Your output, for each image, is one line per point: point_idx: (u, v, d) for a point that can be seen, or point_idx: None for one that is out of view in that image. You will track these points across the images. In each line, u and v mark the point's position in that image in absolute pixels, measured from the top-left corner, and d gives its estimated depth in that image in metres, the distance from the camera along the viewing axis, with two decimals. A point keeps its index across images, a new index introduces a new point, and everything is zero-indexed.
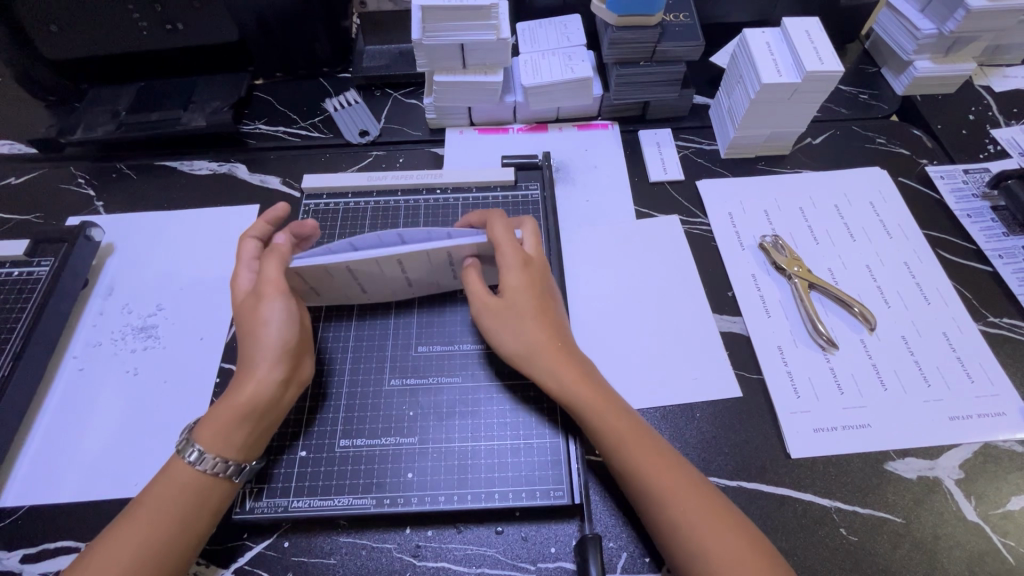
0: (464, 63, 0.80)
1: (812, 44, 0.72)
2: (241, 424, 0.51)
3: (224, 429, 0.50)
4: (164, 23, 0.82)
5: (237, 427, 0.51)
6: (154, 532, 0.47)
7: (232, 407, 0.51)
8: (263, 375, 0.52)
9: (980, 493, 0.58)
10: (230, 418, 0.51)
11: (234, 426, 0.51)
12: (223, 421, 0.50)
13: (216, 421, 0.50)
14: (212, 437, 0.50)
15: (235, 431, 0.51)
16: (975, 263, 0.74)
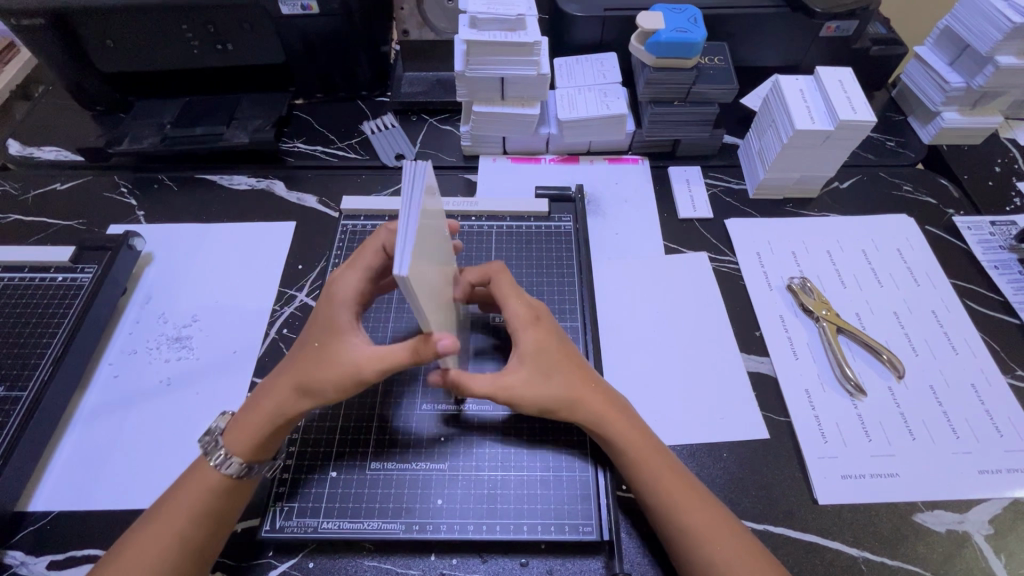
0: (503, 95, 0.82)
1: (845, 94, 0.73)
2: (264, 432, 0.52)
3: (248, 438, 0.52)
4: (216, 43, 0.86)
5: (267, 438, 0.52)
6: (177, 534, 0.49)
7: (260, 418, 0.52)
8: (285, 396, 0.52)
9: (1010, 551, 0.57)
10: (255, 433, 0.52)
11: (262, 440, 0.52)
12: (251, 433, 0.52)
13: (243, 428, 0.52)
14: (239, 448, 0.52)
15: (255, 444, 0.52)
16: (1003, 315, 0.74)
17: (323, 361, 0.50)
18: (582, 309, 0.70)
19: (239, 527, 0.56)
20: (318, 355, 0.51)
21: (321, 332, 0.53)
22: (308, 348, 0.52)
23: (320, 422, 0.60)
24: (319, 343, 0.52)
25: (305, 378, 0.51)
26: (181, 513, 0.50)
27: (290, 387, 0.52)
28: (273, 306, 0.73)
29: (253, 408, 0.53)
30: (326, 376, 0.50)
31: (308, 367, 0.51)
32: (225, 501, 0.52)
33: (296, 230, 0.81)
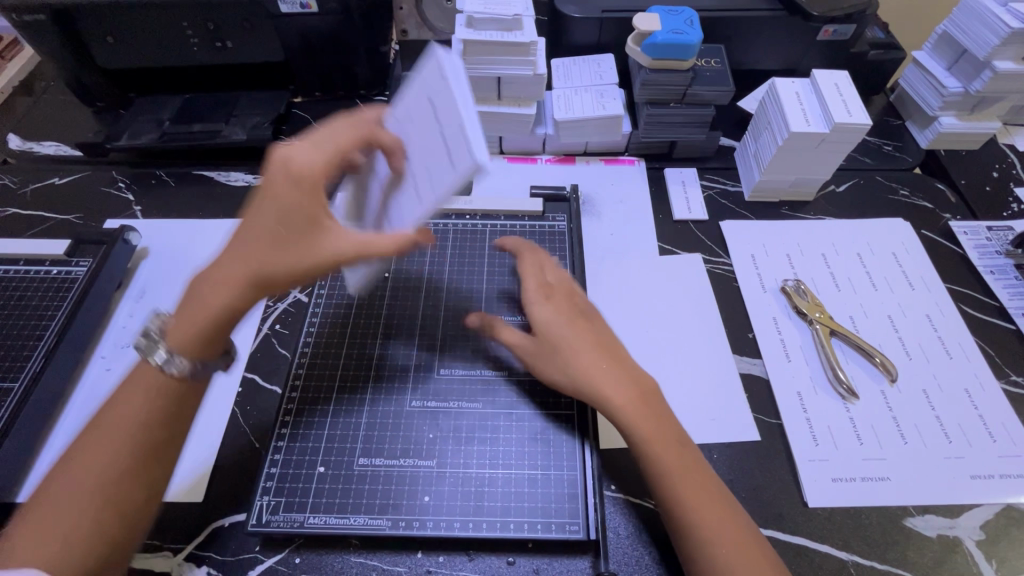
0: (499, 95, 0.82)
1: (840, 97, 0.74)
2: (207, 324, 0.49)
3: (188, 337, 0.49)
4: (215, 41, 0.86)
5: (210, 331, 0.49)
6: (105, 472, 0.47)
7: (203, 314, 0.49)
8: (239, 283, 0.48)
9: (1002, 557, 0.57)
10: (199, 333, 0.49)
11: (206, 334, 0.49)
12: (192, 332, 0.49)
13: (184, 321, 0.50)
14: (182, 338, 0.49)
15: (202, 335, 0.49)
16: (998, 321, 0.74)
17: (287, 258, 0.48)
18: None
19: (227, 521, 0.57)
20: (276, 239, 0.48)
21: (280, 205, 0.48)
22: (263, 242, 0.48)
23: (309, 418, 0.60)
24: (279, 221, 0.48)
25: (260, 271, 0.48)
26: (109, 449, 0.48)
27: (243, 275, 0.48)
28: (267, 301, 0.74)
29: (192, 309, 0.50)
30: (290, 271, 0.48)
31: (262, 255, 0.48)
32: (156, 431, 0.50)
33: None
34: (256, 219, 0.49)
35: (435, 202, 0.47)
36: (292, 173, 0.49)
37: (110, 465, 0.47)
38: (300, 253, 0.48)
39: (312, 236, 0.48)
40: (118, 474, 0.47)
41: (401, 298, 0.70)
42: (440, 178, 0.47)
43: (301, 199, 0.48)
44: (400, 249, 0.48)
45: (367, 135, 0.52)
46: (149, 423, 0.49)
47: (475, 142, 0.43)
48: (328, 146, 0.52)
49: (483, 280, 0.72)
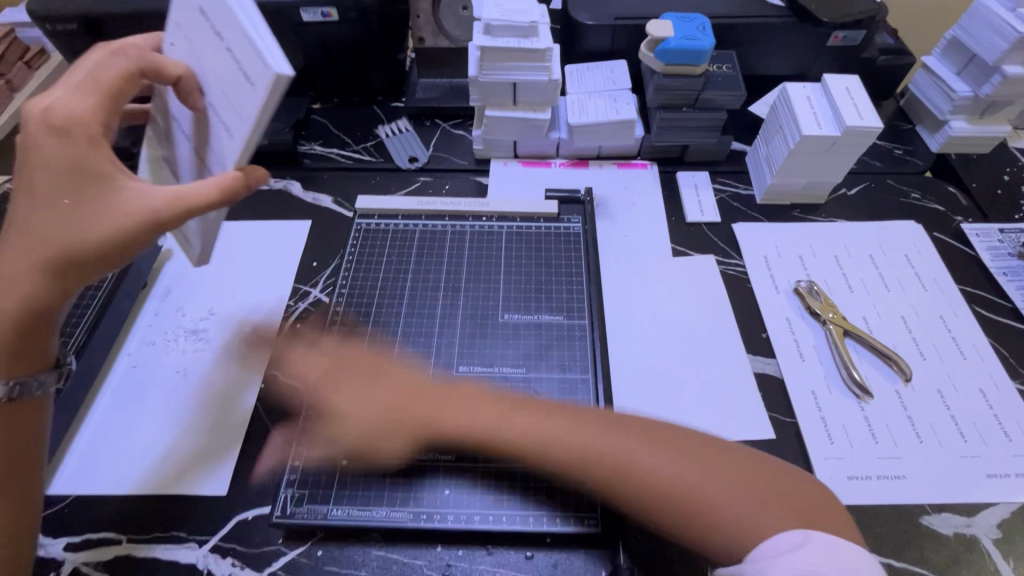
0: (515, 100, 0.84)
1: (851, 100, 0.75)
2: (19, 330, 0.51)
3: (11, 340, 0.51)
4: None
5: (29, 340, 0.52)
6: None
7: (11, 318, 0.50)
8: (31, 271, 0.49)
9: (1019, 556, 0.57)
10: (19, 333, 0.51)
11: (34, 327, 0.51)
12: (13, 330, 0.51)
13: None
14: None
15: (17, 349, 0.51)
16: (1012, 322, 0.74)
17: (83, 224, 0.48)
18: (590, 308, 0.71)
19: (251, 514, 0.59)
20: (61, 206, 0.48)
21: (47, 169, 0.48)
22: (47, 207, 0.48)
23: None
24: (57, 187, 0.48)
25: (66, 248, 0.48)
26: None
27: (42, 257, 0.49)
28: (288, 301, 0.75)
29: (5, 289, 0.50)
30: (92, 234, 0.48)
31: (37, 221, 0.48)
32: (7, 431, 0.52)
33: (312, 229, 0.83)
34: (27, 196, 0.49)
35: (242, 127, 0.45)
36: (51, 124, 0.48)
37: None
38: (94, 212, 0.48)
39: (93, 198, 0.48)
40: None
41: (420, 297, 0.71)
42: (238, 101, 0.45)
43: (60, 160, 0.48)
44: (226, 196, 0.47)
45: (139, 63, 0.49)
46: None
47: (269, 52, 0.43)
48: (91, 86, 0.50)
49: (499, 281, 0.73)
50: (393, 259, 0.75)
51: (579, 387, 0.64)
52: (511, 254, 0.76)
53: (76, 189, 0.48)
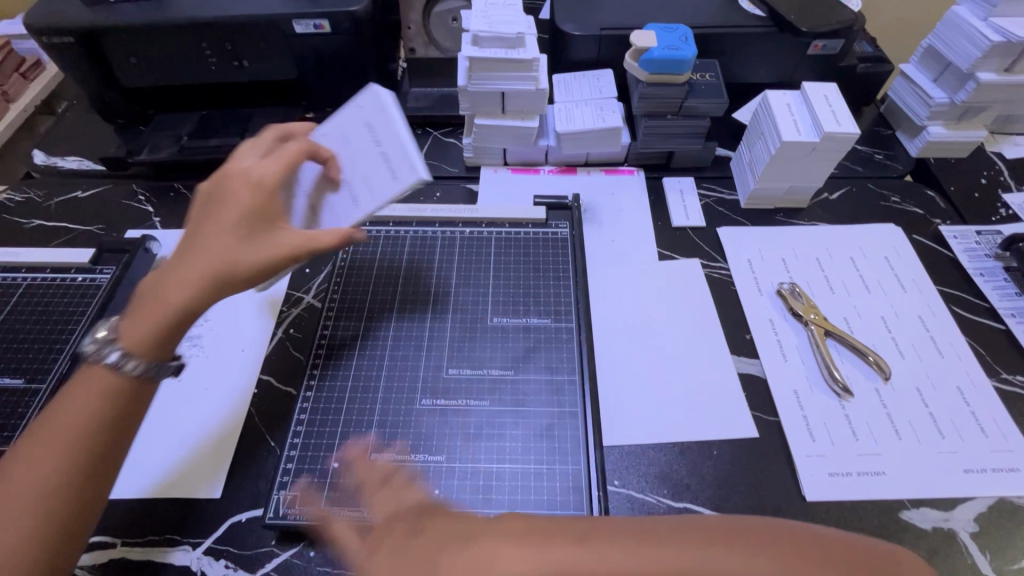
0: (503, 109, 0.86)
1: (829, 107, 0.77)
2: (157, 331, 0.53)
3: (150, 330, 0.53)
4: (232, 60, 0.91)
5: (167, 335, 0.54)
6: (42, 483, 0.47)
7: (159, 317, 0.54)
8: (195, 282, 0.54)
9: (995, 548, 0.58)
10: (156, 327, 0.53)
11: (175, 326, 0.54)
12: (156, 323, 0.53)
13: (141, 318, 0.54)
14: (139, 335, 0.52)
15: (157, 339, 0.53)
16: (989, 321, 0.76)
17: (253, 248, 0.56)
18: (577, 312, 0.72)
19: (244, 516, 0.59)
20: (229, 232, 0.55)
21: (246, 206, 0.56)
22: (225, 235, 0.55)
23: (323, 416, 0.63)
24: (231, 219, 0.56)
25: (231, 266, 0.55)
26: (48, 458, 0.48)
27: (203, 273, 0.54)
28: (281, 306, 0.76)
29: (164, 292, 0.54)
30: (247, 258, 0.55)
31: (221, 247, 0.55)
32: (116, 416, 0.51)
33: None
34: (223, 220, 0.56)
35: (372, 202, 0.61)
36: (251, 180, 0.58)
37: (50, 467, 0.47)
38: (262, 244, 0.56)
39: (258, 228, 0.57)
40: (43, 486, 0.47)
41: (410, 302, 0.73)
42: (377, 185, 0.61)
43: (245, 198, 0.57)
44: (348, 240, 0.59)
45: (311, 148, 0.62)
46: (96, 423, 0.50)
47: (415, 161, 0.60)
48: (278, 157, 0.60)
49: (488, 286, 0.74)
50: (384, 265, 0.76)
51: (566, 388, 0.65)
52: (500, 260, 0.77)
53: (258, 221, 0.57)
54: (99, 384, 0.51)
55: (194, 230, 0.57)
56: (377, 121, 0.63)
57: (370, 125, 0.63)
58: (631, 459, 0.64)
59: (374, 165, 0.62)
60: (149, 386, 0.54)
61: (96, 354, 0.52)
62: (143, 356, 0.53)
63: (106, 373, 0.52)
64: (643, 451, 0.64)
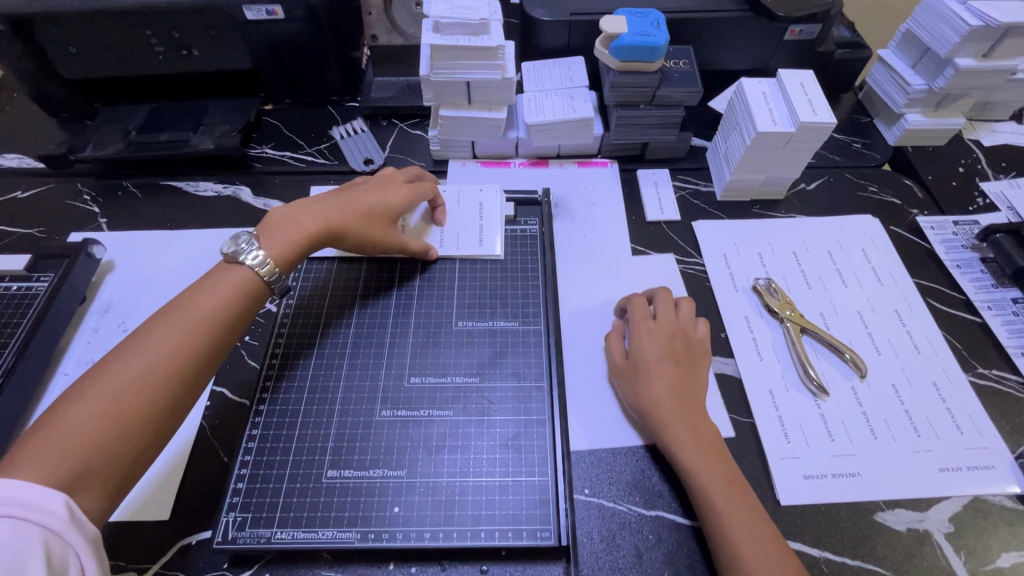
0: (470, 99, 0.82)
1: (806, 96, 0.74)
2: (286, 245, 0.61)
3: (283, 249, 0.61)
4: (180, 49, 0.85)
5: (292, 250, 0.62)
6: (138, 386, 0.49)
7: (290, 238, 0.62)
8: (320, 226, 0.64)
9: (969, 548, 0.58)
10: (288, 248, 0.61)
11: (300, 249, 0.62)
12: (287, 243, 0.61)
13: (281, 235, 0.62)
14: (279, 249, 0.61)
15: (286, 252, 0.61)
16: (965, 314, 0.75)
17: (368, 221, 0.67)
18: (547, 315, 0.69)
19: (195, 539, 0.56)
20: (361, 204, 0.67)
21: (382, 199, 0.69)
22: (360, 208, 0.67)
23: (277, 430, 0.59)
24: (367, 198, 0.68)
25: (346, 229, 0.66)
26: (147, 361, 0.50)
27: (326, 224, 0.64)
28: None
29: (300, 222, 0.63)
30: (363, 228, 0.67)
31: (350, 210, 0.66)
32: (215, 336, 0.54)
33: None
34: (359, 195, 0.68)
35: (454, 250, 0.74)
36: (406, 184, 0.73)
37: (147, 375, 0.49)
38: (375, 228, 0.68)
39: (379, 213, 0.68)
40: (138, 391, 0.48)
41: (371, 306, 0.69)
42: (464, 242, 0.75)
43: (385, 197, 0.70)
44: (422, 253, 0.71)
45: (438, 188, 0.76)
46: (192, 347, 0.52)
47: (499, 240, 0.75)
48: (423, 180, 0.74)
49: (454, 288, 0.71)
50: (343, 267, 0.72)
51: (533, 395, 0.62)
52: (466, 263, 0.74)
53: (383, 212, 0.69)
54: (206, 303, 0.55)
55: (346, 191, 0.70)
56: (491, 206, 0.78)
57: (482, 205, 0.78)
58: (602, 467, 0.61)
59: (469, 233, 0.75)
60: (240, 322, 0.57)
61: (235, 255, 0.59)
62: (249, 282, 0.58)
63: (244, 274, 0.58)
64: (614, 458, 0.62)
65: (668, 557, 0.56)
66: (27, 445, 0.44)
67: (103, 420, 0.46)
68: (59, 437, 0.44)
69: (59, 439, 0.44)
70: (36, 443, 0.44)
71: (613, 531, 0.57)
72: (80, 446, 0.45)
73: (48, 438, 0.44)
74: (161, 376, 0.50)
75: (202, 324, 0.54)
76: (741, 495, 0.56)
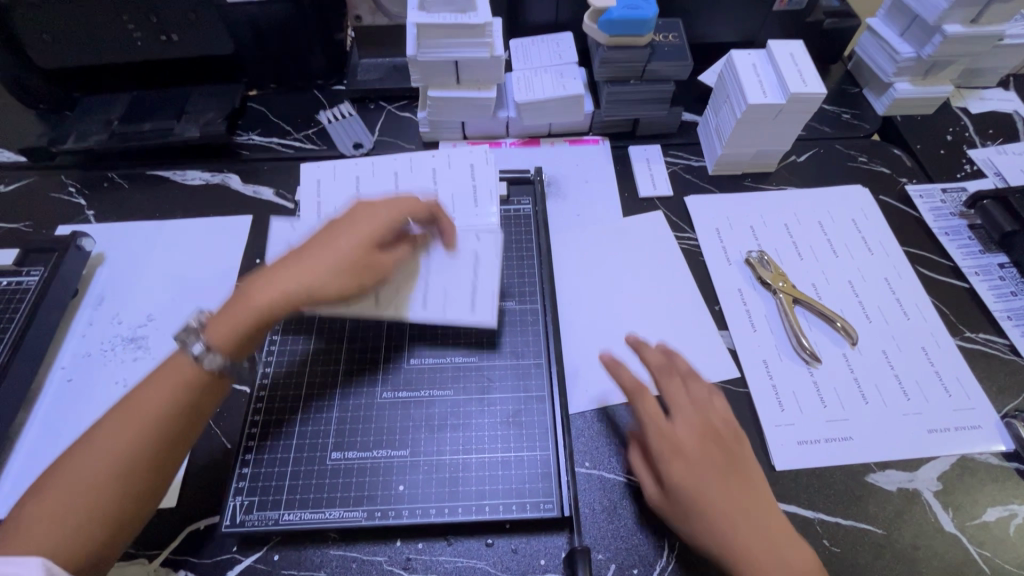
0: (458, 79, 0.81)
1: (796, 67, 0.74)
2: (243, 326, 0.55)
3: (238, 323, 0.54)
4: (159, 34, 0.82)
5: (247, 334, 0.55)
6: (106, 464, 0.48)
7: (240, 318, 0.55)
8: (280, 287, 0.56)
9: (958, 505, 0.60)
10: (245, 320, 0.55)
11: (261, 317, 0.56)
12: (238, 318, 0.55)
13: (235, 308, 0.55)
14: (227, 328, 0.54)
15: (237, 340, 0.55)
16: (953, 280, 0.76)
17: (336, 271, 0.57)
18: (542, 295, 0.69)
19: (202, 524, 0.57)
20: (305, 280, 0.56)
21: (337, 251, 0.58)
22: (319, 264, 0.57)
23: (280, 415, 0.60)
24: (312, 269, 0.57)
25: (309, 286, 0.56)
26: (120, 432, 0.50)
27: (291, 281, 0.56)
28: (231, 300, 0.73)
29: (253, 287, 0.56)
30: (331, 276, 0.57)
31: (308, 251, 0.58)
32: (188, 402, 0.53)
33: (253, 224, 0.80)
34: (318, 235, 0.60)
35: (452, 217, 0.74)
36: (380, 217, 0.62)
37: (113, 450, 0.49)
38: (352, 274, 0.58)
39: (335, 272, 0.57)
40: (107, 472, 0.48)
41: None
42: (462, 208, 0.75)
43: (353, 227, 0.60)
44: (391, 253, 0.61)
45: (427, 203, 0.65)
46: (162, 424, 0.51)
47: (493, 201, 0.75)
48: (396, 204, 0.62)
49: None
50: None
51: (532, 372, 0.63)
52: None
53: (357, 245, 0.59)
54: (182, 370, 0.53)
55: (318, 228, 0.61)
56: (481, 170, 0.78)
57: (478, 257, 0.68)
58: (602, 440, 0.62)
59: (463, 198, 0.76)
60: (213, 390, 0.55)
61: (183, 343, 0.54)
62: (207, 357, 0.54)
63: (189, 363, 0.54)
64: (613, 432, 0.63)
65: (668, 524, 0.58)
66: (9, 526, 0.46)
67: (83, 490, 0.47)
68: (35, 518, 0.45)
69: (35, 520, 0.46)
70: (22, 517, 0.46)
71: (614, 501, 0.59)
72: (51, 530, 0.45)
73: (32, 512, 0.46)
74: (131, 452, 0.49)
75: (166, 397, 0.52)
76: (742, 488, 0.53)
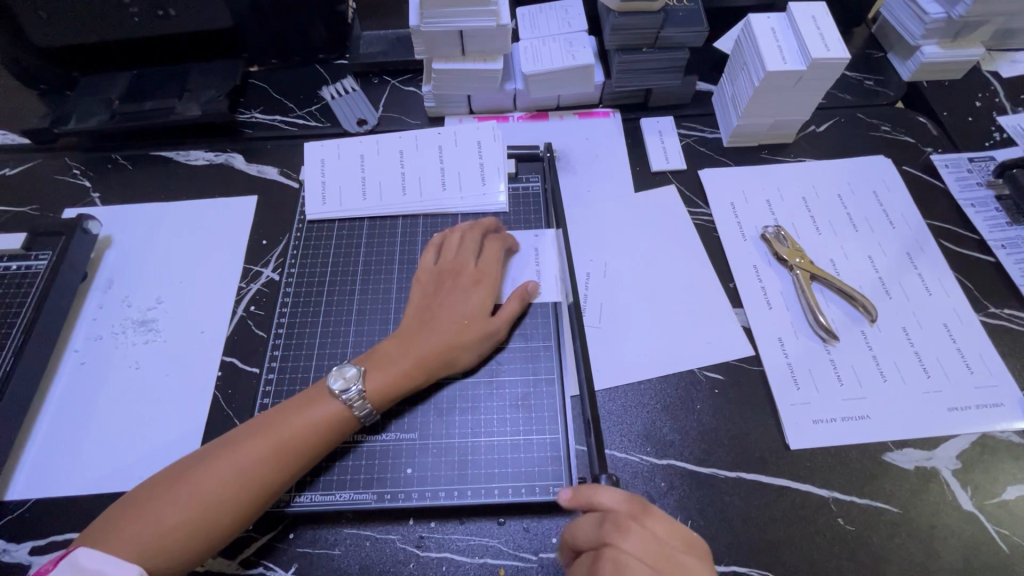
0: (463, 50, 0.78)
1: (818, 31, 0.70)
2: (394, 385, 0.57)
3: (394, 379, 0.57)
4: (156, 9, 0.79)
5: (397, 392, 0.58)
6: (195, 502, 0.49)
7: (396, 377, 0.57)
8: (426, 351, 0.59)
9: (977, 484, 0.59)
10: (399, 377, 0.57)
11: (404, 385, 0.58)
12: (394, 380, 0.57)
13: (388, 365, 0.58)
14: (384, 389, 0.57)
15: (390, 397, 0.57)
16: (978, 253, 0.73)
17: (472, 337, 0.61)
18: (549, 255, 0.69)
19: None
20: (455, 336, 0.60)
21: (474, 311, 0.62)
22: (459, 329, 0.60)
23: (290, 386, 0.63)
24: (461, 324, 0.61)
25: (451, 353, 0.59)
26: (234, 464, 0.51)
27: (435, 348, 0.59)
28: (239, 283, 0.72)
29: (407, 346, 0.59)
30: (467, 347, 0.60)
31: (450, 309, 0.62)
32: (295, 452, 0.53)
33: (258, 205, 0.79)
34: (450, 292, 0.63)
35: (457, 198, 0.73)
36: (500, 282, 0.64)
37: (222, 479, 0.50)
38: (482, 342, 0.61)
39: (486, 330, 0.61)
40: (194, 507, 0.49)
41: (373, 270, 0.70)
42: (468, 185, 0.74)
43: (484, 295, 0.63)
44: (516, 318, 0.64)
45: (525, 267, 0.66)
46: (261, 481, 0.51)
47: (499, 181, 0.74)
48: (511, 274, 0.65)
49: None
50: (343, 236, 0.73)
51: (541, 355, 0.63)
52: (467, 217, 0.73)
53: (486, 315, 0.62)
54: (304, 416, 0.55)
55: (446, 290, 0.64)
56: (489, 146, 0.75)
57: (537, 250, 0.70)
58: (614, 419, 0.62)
59: (469, 176, 0.74)
60: (320, 446, 0.55)
61: (337, 387, 0.56)
62: (330, 417, 0.55)
63: (332, 406, 0.55)
64: (626, 411, 0.63)
65: (680, 503, 0.58)
66: (111, 518, 0.49)
67: (186, 511, 0.49)
68: (132, 525, 0.48)
69: (125, 529, 0.48)
70: (131, 521, 0.48)
71: (626, 479, 0.59)
72: (140, 541, 0.47)
73: (139, 518, 0.48)
74: (220, 501, 0.50)
75: (280, 442, 0.53)
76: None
